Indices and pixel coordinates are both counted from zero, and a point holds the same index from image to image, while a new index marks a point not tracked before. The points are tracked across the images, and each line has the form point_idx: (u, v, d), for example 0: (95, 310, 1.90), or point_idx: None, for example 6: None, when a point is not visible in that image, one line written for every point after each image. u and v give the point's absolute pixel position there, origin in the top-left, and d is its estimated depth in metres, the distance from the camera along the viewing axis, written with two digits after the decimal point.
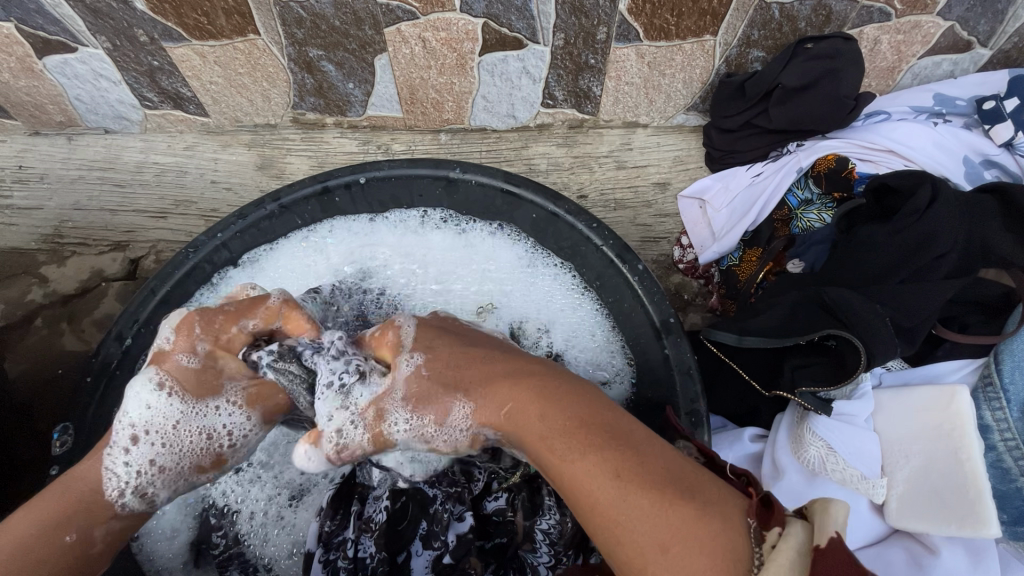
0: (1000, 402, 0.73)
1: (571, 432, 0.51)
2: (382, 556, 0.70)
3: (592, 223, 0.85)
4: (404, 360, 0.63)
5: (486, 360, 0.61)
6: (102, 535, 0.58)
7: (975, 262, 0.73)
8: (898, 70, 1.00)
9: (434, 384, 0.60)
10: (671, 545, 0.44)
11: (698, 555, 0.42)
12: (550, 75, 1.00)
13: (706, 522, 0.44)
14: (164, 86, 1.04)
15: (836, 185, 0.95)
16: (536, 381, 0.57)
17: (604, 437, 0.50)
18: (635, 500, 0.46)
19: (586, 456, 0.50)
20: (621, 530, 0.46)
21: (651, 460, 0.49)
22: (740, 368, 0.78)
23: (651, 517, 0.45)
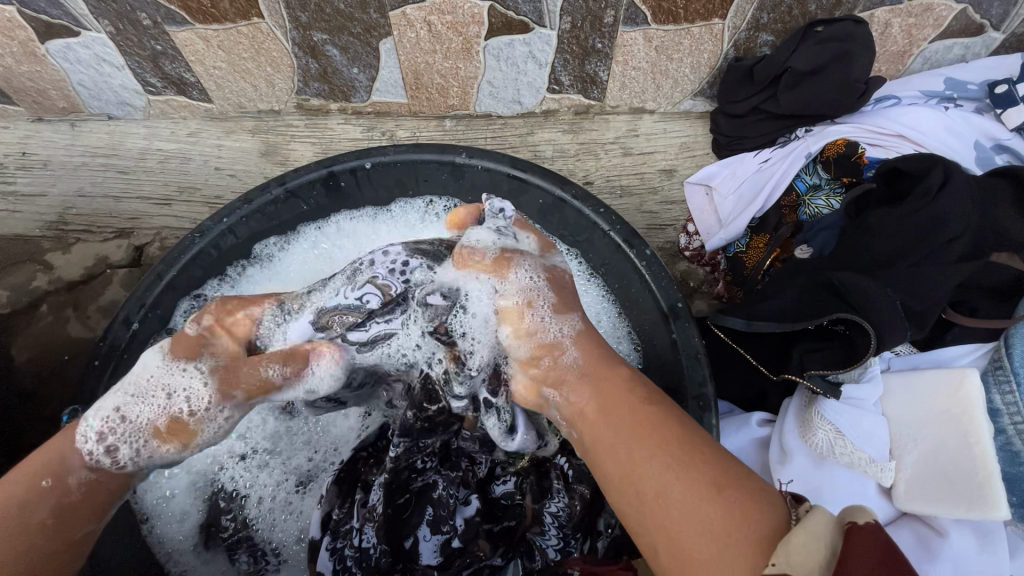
0: (1011, 385, 0.72)
1: (641, 402, 0.55)
2: (384, 548, 0.71)
3: (600, 208, 0.84)
4: (554, 257, 0.67)
5: (583, 315, 0.67)
6: (77, 484, 0.57)
7: (987, 246, 0.73)
8: (908, 54, 0.99)
9: (570, 291, 0.63)
10: (727, 488, 0.48)
11: (743, 517, 0.47)
12: (556, 60, 0.99)
13: (754, 494, 0.48)
14: (167, 71, 1.03)
15: (845, 170, 0.94)
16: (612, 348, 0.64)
17: (671, 402, 0.57)
18: (693, 461, 0.50)
19: (660, 416, 0.54)
20: (672, 481, 0.49)
21: (704, 433, 0.56)
22: (748, 352, 0.79)
23: (714, 464, 0.50)
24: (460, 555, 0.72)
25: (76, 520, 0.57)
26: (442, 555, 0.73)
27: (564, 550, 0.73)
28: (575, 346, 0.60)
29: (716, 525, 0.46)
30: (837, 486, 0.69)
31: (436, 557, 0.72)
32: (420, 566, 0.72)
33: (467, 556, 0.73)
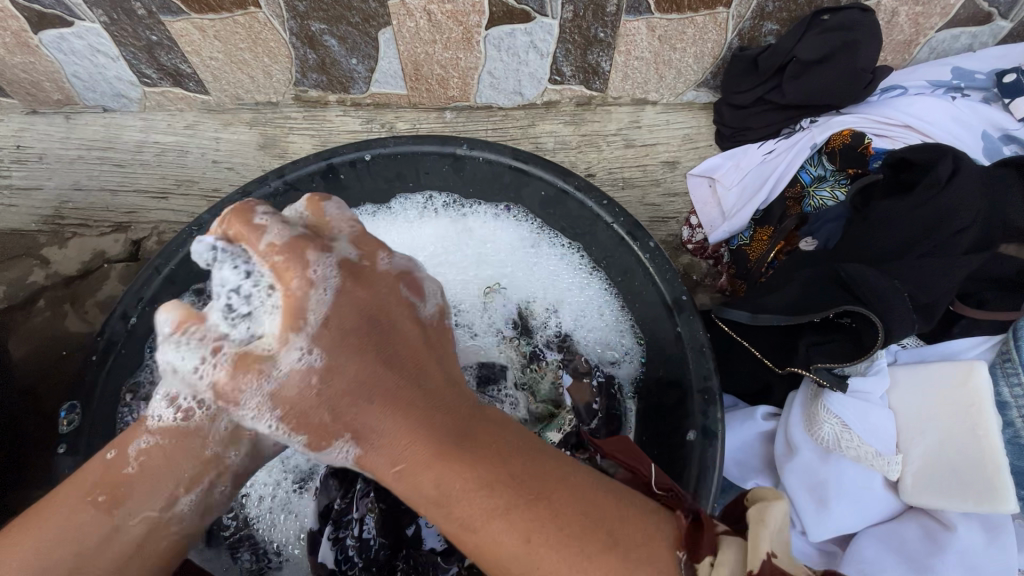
0: (1019, 377, 0.72)
1: (459, 480, 0.47)
2: (384, 542, 0.72)
3: (603, 200, 0.83)
4: (321, 276, 0.52)
5: (367, 384, 0.52)
6: (136, 452, 0.59)
7: (996, 236, 0.72)
8: (915, 43, 0.98)
9: (331, 379, 0.52)
10: None
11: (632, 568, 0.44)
12: (557, 50, 0.98)
13: (638, 519, 0.47)
14: (163, 62, 1.02)
15: (851, 161, 0.93)
16: (420, 417, 0.51)
17: (494, 480, 0.47)
18: (546, 530, 0.45)
19: (500, 483, 0.47)
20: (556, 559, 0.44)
21: (555, 495, 0.47)
22: (753, 346, 0.78)
23: (558, 565, 0.44)
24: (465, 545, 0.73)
25: (137, 487, 0.58)
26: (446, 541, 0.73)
27: None
28: (364, 464, 0.52)
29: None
30: (842, 479, 0.69)
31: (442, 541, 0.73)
32: (424, 551, 0.73)
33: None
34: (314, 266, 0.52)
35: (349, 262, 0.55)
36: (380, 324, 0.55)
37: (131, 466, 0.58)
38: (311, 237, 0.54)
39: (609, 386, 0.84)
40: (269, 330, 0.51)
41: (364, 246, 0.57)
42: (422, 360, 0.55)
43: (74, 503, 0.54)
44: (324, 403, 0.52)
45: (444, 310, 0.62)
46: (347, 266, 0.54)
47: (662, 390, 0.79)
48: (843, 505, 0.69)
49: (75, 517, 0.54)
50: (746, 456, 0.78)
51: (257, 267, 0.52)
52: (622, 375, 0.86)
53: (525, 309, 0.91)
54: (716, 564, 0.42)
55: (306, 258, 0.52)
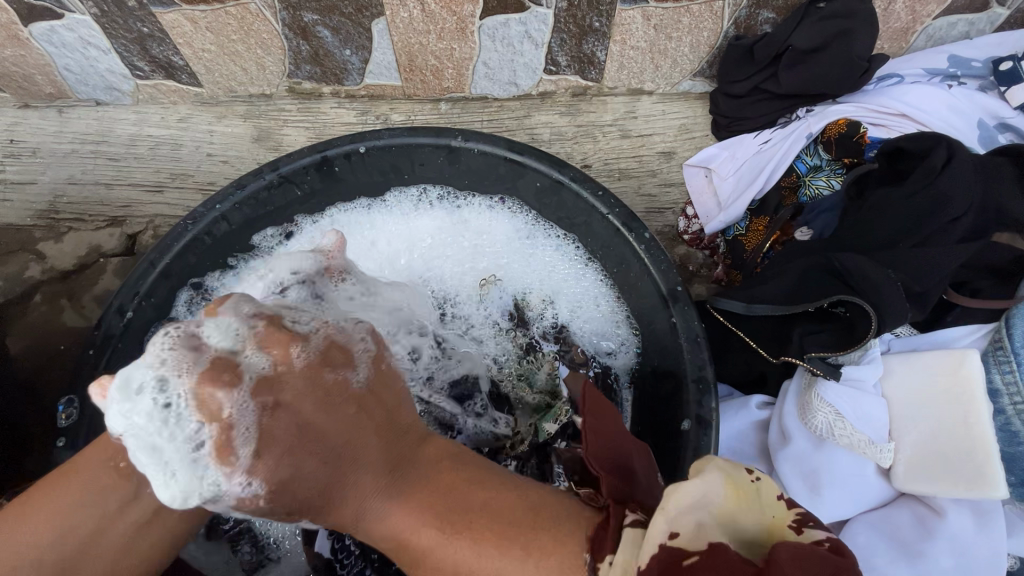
0: (1010, 366, 0.72)
1: (421, 496, 0.46)
2: None
3: (598, 191, 0.82)
4: (299, 325, 0.51)
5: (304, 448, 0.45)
6: None
7: (989, 225, 0.72)
8: (912, 31, 0.97)
9: (285, 440, 0.44)
10: (529, 557, 0.42)
11: (550, 555, 0.42)
12: (553, 40, 0.97)
13: (556, 529, 0.43)
14: (155, 54, 1.01)
15: (847, 151, 0.93)
16: (354, 464, 0.47)
17: (457, 498, 0.46)
18: (488, 525, 0.43)
19: (429, 512, 0.46)
20: (502, 560, 0.42)
21: (494, 496, 0.45)
22: (749, 338, 0.77)
23: (516, 549, 0.42)
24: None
25: (141, 474, 0.53)
26: None
27: None
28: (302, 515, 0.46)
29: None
30: (834, 466, 0.70)
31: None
32: None
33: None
34: (287, 352, 0.47)
35: (276, 318, 0.50)
36: (309, 427, 0.45)
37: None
38: (281, 323, 0.49)
39: (606, 376, 0.85)
40: (199, 455, 0.43)
41: (274, 345, 0.47)
42: (384, 414, 0.50)
43: (97, 465, 0.52)
44: (279, 482, 0.44)
45: (378, 358, 0.54)
46: (276, 324, 0.49)
47: (657, 380, 0.80)
48: (836, 492, 0.70)
49: (93, 478, 0.51)
50: (741, 444, 0.78)
51: (182, 397, 0.44)
52: (618, 365, 0.86)
53: (521, 301, 0.91)
54: (615, 562, 0.39)
55: (211, 353, 0.45)
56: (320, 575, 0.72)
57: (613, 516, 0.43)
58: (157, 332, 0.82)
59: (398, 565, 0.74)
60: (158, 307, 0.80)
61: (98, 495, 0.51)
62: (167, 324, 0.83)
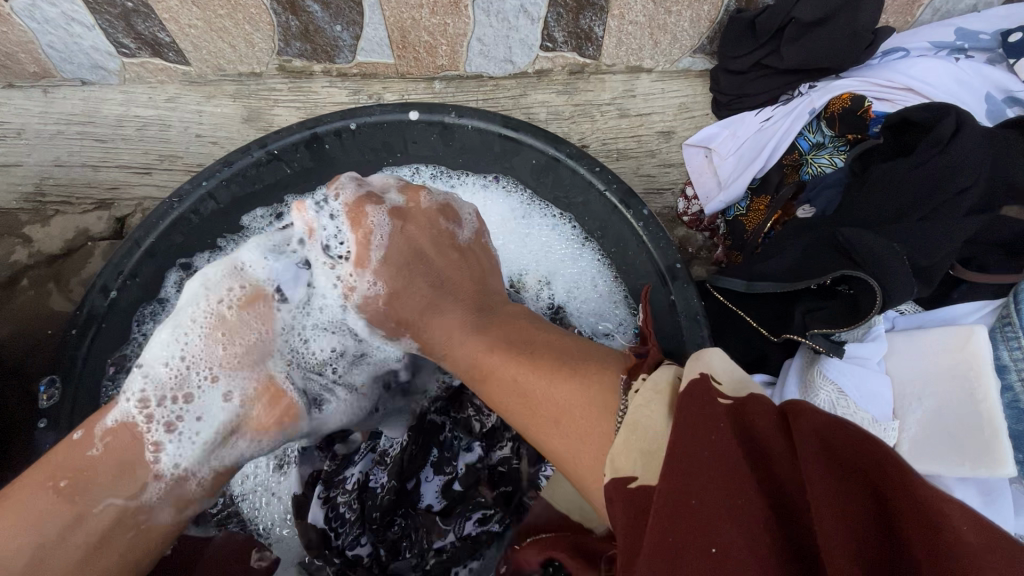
0: (1019, 340, 0.70)
1: (503, 349, 0.57)
2: (392, 485, 0.72)
3: (596, 166, 0.80)
4: (380, 219, 0.66)
5: (409, 270, 0.66)
6: (100, 436, 0.55)
7: (997, 198, 0.70)
8: (919, 4, 0.94)
9: (409, 249, 0.67)
10: (564, 421, 0.48)
11: (587, 407, 0.47)
12: (549, 15, 0.94)
13: (588, 386, 0.49)
14: (140, 31, 0.98)
15: (851, 126, 0.90)
16: (456, 283, 0.66)
17: (529, 369, 0.53)
18: (531, 379, 0.52)
19: (501, 346, 0.58)
20: (559, 400, 0.49)
21: (541, 365, 0.53)
22: (748, 313, 0.77)
23: (563, 405, 0.49)
24: (461, 501, 0.75)
25: (93, 486, 0.52)
26: (445, 499, 0.75)
27: None
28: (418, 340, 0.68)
29: (574, 426, 0.47)
30: None
31: (438, 499, 0.75)
32: (419, 507, 0.74)
33: (468, 502, 0.75)
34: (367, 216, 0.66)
35: (396, 207, 0.67)
36: (424, 262, 0.66)
37: (97, 448, 0.54)
38: (366, 195, 0.66)
39: None
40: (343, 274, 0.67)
41: (357, 220, 0.66)
42: (457, 272, 0.67)
43: (33, 490, 0.50)
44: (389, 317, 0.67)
45: (480, 232, 0.73)
46: (366, 200, 0.66)
47: None
48: None
49: (32, 501, 0.50)
50: None
51: (342, 221, 0.66)
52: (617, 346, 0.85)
53: (517, 282, 0.89)
54: (648, 378, 0.46)
55: (360, 203, 0.66)
56: (316, 548, 0.69)
57: (647, 356, 0.50)
58: (145, 312, 0.80)
59: (390, 541, 0.74)
60: (143, 287, 0.78)
61: (58, 505, 0.50)
62: (155, 305, 0.80)
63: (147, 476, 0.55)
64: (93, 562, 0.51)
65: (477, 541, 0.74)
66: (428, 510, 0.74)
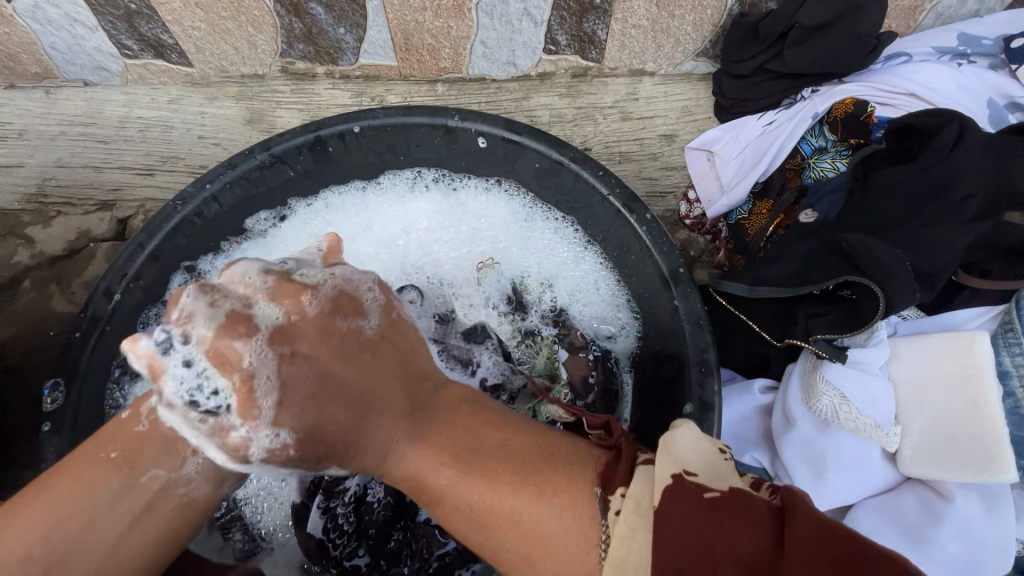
0: (1020, 346, 0.71)
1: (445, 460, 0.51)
2: (388, 501, 0.74)
3: (598, 171, 0.80)
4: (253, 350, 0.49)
5: (331, 391, 0.51)
6: (147, 411, 0.56)
7: (1001, 204, 0.70)
8: (921, 9, 0.95)
9: (316, 348, 0.52)
10: (535, 553, 0.46)
11: (564, 532, 0.45)
12: (552, 18, 0.95)
13: (565, 482, 0.48)
14: (143, 32, 0.98)
15: (853, 131, 0.91)
16: (390, 388, 0.54)
17: (472, 475, 0.49)
18: (498, 494, 0.48)
19: (448, 459, 0.51)
20: (531, 527, 0.46)
21: (496, 462, 0.49)
22: (751, 319, 0.77)
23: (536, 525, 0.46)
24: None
25: (143, 458, 0.54)
26: None
27: None
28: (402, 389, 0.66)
29: (548, 527, 0.46)
30: (841, 451, 0.69)
31: None
32: (418, 519, 0.75)
33: None
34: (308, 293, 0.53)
35: (278, 321, 0.51)
36: (334, 377, 0.52)
37: (142, 426, 0.55)
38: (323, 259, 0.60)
39: (606, 360, 0.84)
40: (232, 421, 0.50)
41: (284, 296, 0.52)
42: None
43: (90, 461, 0.53)
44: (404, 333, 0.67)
45: (388, 307, 0.58)
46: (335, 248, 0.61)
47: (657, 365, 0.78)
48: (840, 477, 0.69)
49: (92, 471, 0.53)
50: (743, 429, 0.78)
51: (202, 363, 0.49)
52: (618, 349, 0.85)
53: (519, 285, 0.90)
54: (628, 495, 0.44)
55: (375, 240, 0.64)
56: (314, 556, 0.71)
57: (623, 453, 0.49)
58: (150, 315, 0.80)
59: (389, 553, 0.73)
60: (146, 289, 0.78)
61: (110, 472, 0.53)
62: (160, 307, 0.80)
63: (184, 456, 0.55)
64: (124, 542, 0.52)
65: None
66: (426, 522, 0.74)
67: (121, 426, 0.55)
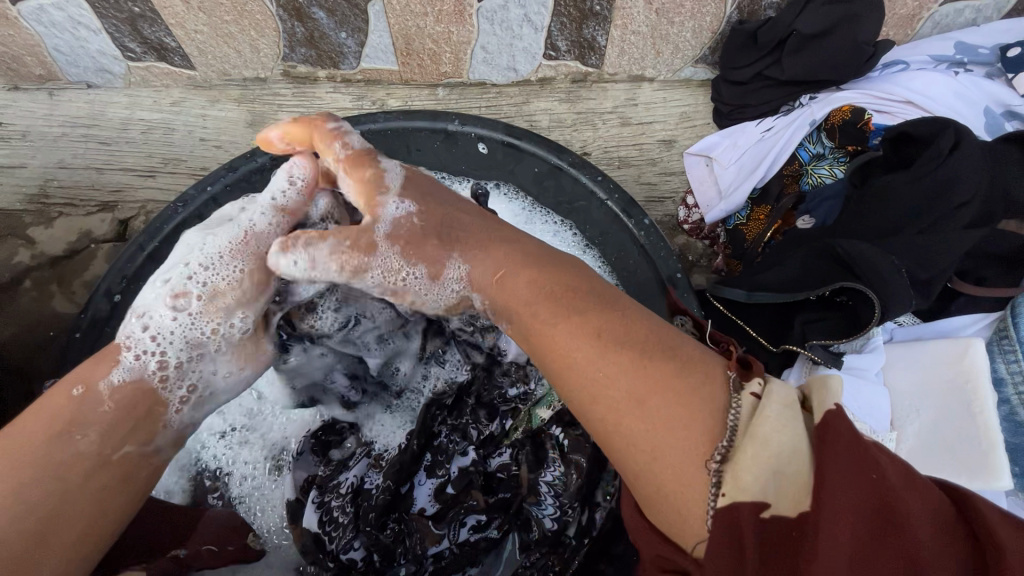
0: (1015, 353, 0.71)
1: (559, 308, 0.48)
2: (387, 486, 0.70)
3: (597, 176, 0.83)
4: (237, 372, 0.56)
5: (489, 235, 0.54)
6: (108, 390, 0.49)
7: (997, 212, 0.71)
8: (918, 18, 0.96)
9: (429, 242, 0.53)
10: (649, 399, 0.41)
11: (678, 396, 0.41)
12: (552, 24, 0.95)
13: (688, 390, 0.41)
14: (147, 36, 0.99)
15: (851, 138, 0.91)
16: (516, 246, 0.54)
17: (609, 333, 0.45)
18: (615, 362, 0.43)
19: (556, 295, 0.48)
20: (622, 378, 0.43)
21: (634, 332, 0.45)
22: (747, 325, 0.77)
23: (643, 378, 0.42)
24: (453, 505, 0.73)
25: (110, 434, 0.48)
26: (439, 502, 0.73)
27: (562, 519, 0.71)
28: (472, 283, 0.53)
29: (658, 390, 0.41)
30: None
31: (432, 503, 0.73)
32: (414, 511, 0.73)
33: (460, 506, 0.73)
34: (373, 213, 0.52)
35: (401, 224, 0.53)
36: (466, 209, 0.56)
37: (102, 401, 0.49)
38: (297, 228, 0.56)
39: None
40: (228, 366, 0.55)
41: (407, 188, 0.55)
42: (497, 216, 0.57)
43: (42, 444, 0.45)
44: (425, 238, 0.52)
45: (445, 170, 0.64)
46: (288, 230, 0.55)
47: None
48: None
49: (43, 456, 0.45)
50: None
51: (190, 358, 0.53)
52: None
53: None
54: (767, 387, 0.40)
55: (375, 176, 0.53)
56: (311, 552, 0.67)
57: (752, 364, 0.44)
58: None
59: (382, 546, 0.70)
60: None
61: (70, 462, 0.45)
62: None
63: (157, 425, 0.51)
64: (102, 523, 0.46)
65: (474, 548, 0.74)
66: (420, 514, 0.73)
67: (59, 400, 0.48)
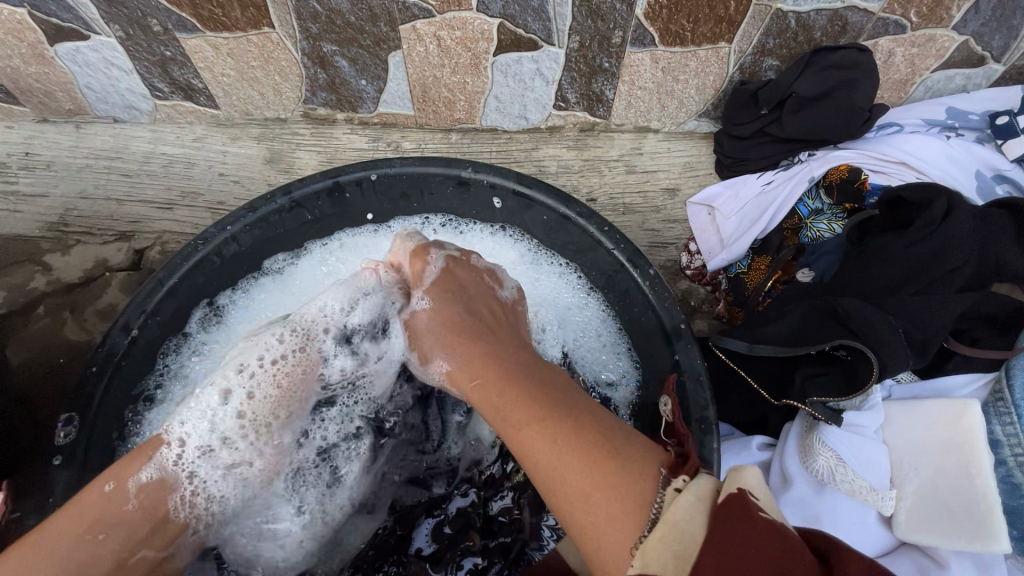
0: (1011, 418, 0.74)
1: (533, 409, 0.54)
2: (393, 529, 0.76)
3: (603, 225, 0.83)
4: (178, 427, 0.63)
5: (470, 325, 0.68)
6: (135, 488, 0.59)
7: (987, 278, 0.75)
8: (910, 82, 1.02)
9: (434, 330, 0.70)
10: (593, 491, 0.48)
11: (623, 488, 0.48)
12: (563, 78, 1.00)
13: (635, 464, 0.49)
14: (176, 77, 1.04)
15: (848, 196, 0.96)
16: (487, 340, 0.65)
17: (589, 434, 0.51)
18: (580, 474, 0.49)
19: (549, 422, 0.53)
20: (574, 477, 0.49)
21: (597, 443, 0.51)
22: (750, 374, 0.80)
23: (596, 479, 0.48)
24: (450, 546, 0.75)
25: (133, 535, 0.58)
26: (434, 542, 0.76)
27: None
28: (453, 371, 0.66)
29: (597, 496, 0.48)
30: (837, 512, 0.71)
31: (428, 543, 0.76)
32: (412, 552, 0.75)
33: (457, 548, 0.75)
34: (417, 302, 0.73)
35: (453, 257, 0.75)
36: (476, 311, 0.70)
37: (131, 502, 0.58)
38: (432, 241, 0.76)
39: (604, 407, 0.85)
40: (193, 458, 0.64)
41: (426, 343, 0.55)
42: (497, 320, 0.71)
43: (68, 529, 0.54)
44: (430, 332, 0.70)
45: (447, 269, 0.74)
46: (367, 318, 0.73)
47: (655, 416, 0.80)
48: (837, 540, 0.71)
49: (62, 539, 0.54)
50: None
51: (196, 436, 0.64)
52: (618, 398, 0.86)
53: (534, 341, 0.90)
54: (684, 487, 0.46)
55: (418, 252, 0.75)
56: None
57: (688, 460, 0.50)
58: (170, 345, 0.82)
59: None
60: (159, 323, 0.79)
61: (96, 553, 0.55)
62: (179, 339, 0.83)
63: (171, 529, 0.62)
64: None
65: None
66: (418, 555, 0.75)
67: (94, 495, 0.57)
